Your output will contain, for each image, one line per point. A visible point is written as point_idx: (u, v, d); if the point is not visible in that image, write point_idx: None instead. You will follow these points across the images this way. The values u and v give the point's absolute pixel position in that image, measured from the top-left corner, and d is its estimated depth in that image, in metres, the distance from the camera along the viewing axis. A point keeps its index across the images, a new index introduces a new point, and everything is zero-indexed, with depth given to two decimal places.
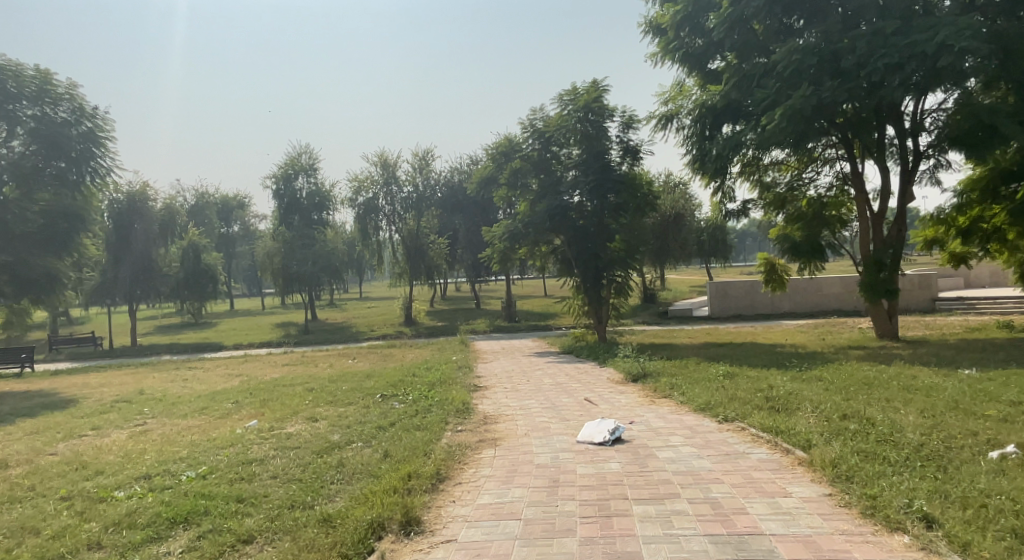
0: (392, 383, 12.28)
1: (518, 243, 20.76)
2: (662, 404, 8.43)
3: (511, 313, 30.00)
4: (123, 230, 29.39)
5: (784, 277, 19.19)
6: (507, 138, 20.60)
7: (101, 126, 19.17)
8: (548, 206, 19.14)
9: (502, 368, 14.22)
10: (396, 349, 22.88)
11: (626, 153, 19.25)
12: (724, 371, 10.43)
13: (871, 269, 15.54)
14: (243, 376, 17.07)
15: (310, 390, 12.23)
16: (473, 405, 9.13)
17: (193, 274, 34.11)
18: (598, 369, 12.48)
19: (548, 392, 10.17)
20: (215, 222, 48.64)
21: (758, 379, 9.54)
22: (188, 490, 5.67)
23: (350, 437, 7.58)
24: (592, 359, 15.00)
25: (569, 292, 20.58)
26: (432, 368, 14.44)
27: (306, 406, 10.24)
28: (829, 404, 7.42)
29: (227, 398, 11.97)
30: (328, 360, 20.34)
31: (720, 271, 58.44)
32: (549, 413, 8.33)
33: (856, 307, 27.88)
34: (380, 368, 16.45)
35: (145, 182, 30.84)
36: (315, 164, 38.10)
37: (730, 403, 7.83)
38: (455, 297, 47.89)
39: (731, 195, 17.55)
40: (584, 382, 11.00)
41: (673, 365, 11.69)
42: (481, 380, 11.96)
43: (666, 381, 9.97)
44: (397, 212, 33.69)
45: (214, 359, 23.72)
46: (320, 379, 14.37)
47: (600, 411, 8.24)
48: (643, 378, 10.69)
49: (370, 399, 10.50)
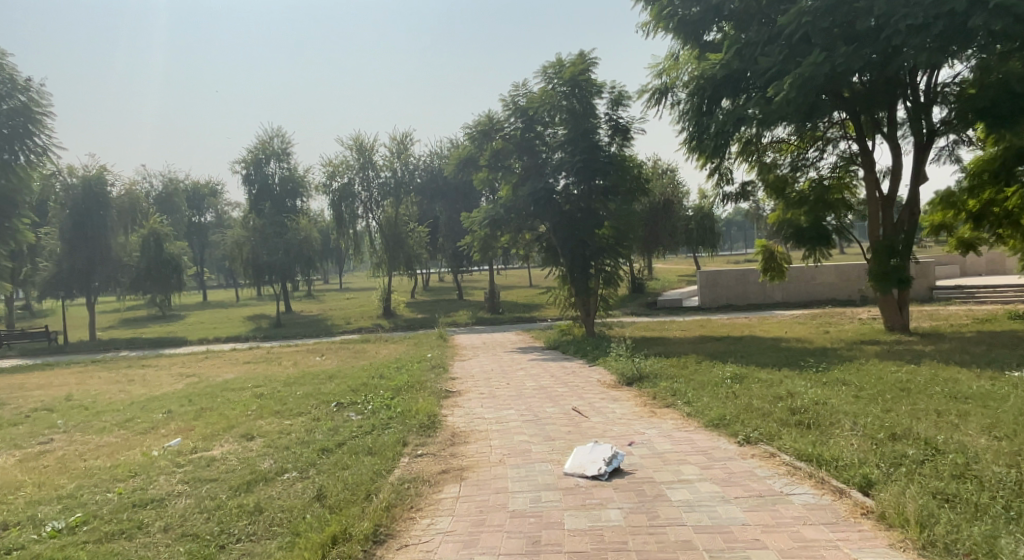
0: (354, 387, 10.81)
1: (500, 230, 19.31)
2: (664, 417, 7.06)
3: (494, 303, 28.54)
4: (80, 216, 27.47)
5: (784, 265, 17.85)
6: (488, 116, 18.81)
7: (38, 100, 17.32)
8: (531, 190, 17.68)
9: (480, 368, 12.80)
10: (370, 344, 21.38)
11: (615, 132, 17.77)
12: (730, 373, 9.10)
13: (882, 256, 14.27)
14: (196, 376, 15.47)
15: (260, 395, 10.73)
16: (440, 418, 7.70)
17: (156, 264, 32.25)
18: (586, 370, 11.11)
19: (529, 399, 8.77)
20: (184, 210, 46.64)
21: (775, 384, 8.23)
22: (40, 554, 4.19)
23: (283, 465, 6.11)
24: (579, 355, 13.64)
25: (555, 283, 19.21)
26: (402, 368, 12.99)
27: (247, 418, 8.75)
28: (870, 420, 6.10)
29: (163, 405, 10.44)
30: (295, 357, 18.79)
31: (709, 261, 57.41)
32: (531, 430, 6.92)
33: (850, 297, 26.77)
34: (347, 368, 14.96)
35: (103, 166, 28.93)
36: (287, 149, 36.39)
37: (749, 417, 6.45)
38: (437, 288, 46.42)
39: (728, 177, 16.21)
40: (572, 386, 9.61)
41: (670, 364, 10.37)
42: (455, 384, 10.54)
43: (666, 387, 8.62)
44: (374, 199, 32.02)
45: (173, 355, 22.11)
46: (277, 381, 12.87)
47: (593, 427, 6.84)
48: (638, 382, 9.31)
49: (324, 409, 9.03)
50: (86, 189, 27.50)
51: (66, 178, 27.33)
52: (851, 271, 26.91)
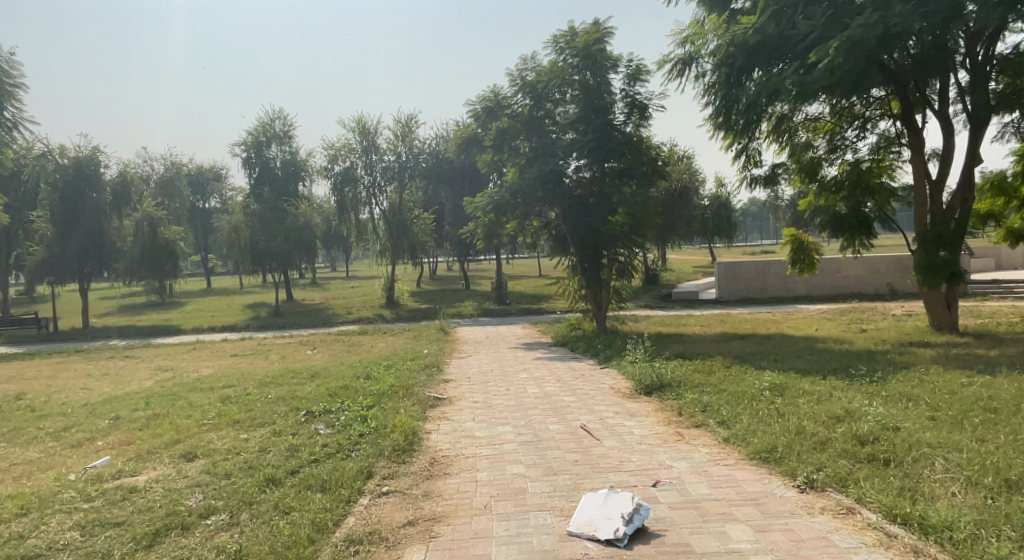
0: (332, 390, 9.50)
1: (505, 216, 17.98)
2: (695, 444, 5.69)
3: (501, 294, 27.21)
4: (71, 198, 26.34)
5: (814, 257, 16.23)
6: (494, 92, 17.46)
7: (8, 71, 16.09)
8: (539, 171, 16.20)
9: (478, 368, 11.45)
10: (366, 336, 20.10)
11: (631, 109, 16.24)
12: (768, 383, 7.69)
13: (931, 247, 12.75)
14: (172, 371, 14.25)
15: (226, 398, 9.45)
16: (421, 437, 6.38)
17: (151, 250, 31.07)
18: (597, 373, 9.76)
19: (530, 412, 7.41)
20: (186, 194, 45.13)
21: (826, 400, 6.85)
22: None
23: (212, 503, 4.81)
24: (590, 354, 12.27)
25: (564, 273, 17.83)
26: (392, 367, 11.68)
27: (198, 430, 7.47)
28: (972, 458, 4.67)
29: (116, 408, 9.20)
30: (284, 351, 17.54)
31: (725, 251, 55.70)
32: (529, 457, 5.57)
33: (878, 290, 25.19)
34: (336, 364, 13.66)
35: (96, 146, 27.82)
36: (289, 132, 35.20)
37: (806, 447, 5.06)
38: (443, 277, 45.20)
39: (757, 160, 14.73)
40: (581, 395, 8.24)
41: (695, 369, 9.00)
42: (447, 389, 9.21)
43: (693, 400, 7.24)
44: (378, 184, 30.65)
45: (161, 346, 20.94)
46: (253, 379, 11.61)
47: (607, 455, 5.46)
48: (658, 391, 7.95)
49: (290, 419, 7.73)
50: (79, 170, 26.41)
51: (57, 159, 26.26)
52: (880, 263, 25.26)
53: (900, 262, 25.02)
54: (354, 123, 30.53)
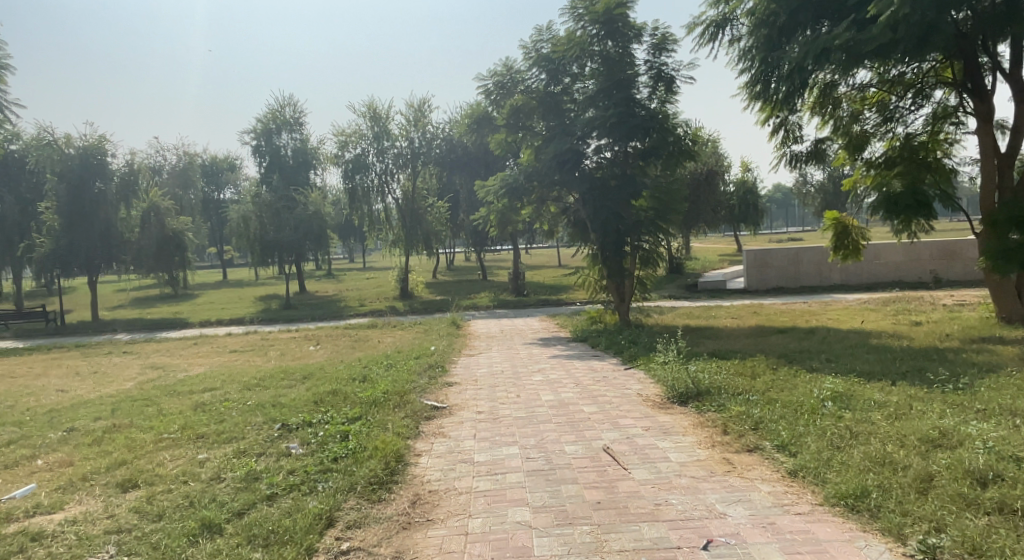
0: (319, 396, 8.37)
1: (519, 201, 16.77)
2: (751, 477, 4.43)
3: (518, 285, 26.00)
4: (77, 188, 25.52)
5: (860, 242, 14.70)
6: (507, 65, 16.25)
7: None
8: (557, 151, 14.97)
9: (486, 369, 10.24)
10: (375, 330, 19.02)
11: (656, 82, 14.82)
12: (830, 392, 6.42)
13: (1001, 230, 11.26)
14: (162, 369, 13.33)
15: (200, 406, 8.38)
16: (406, 463, 5.20)
17: (158, 242, 30.23)
18: (621, 376, 8.53)
19: (542, 427, 6.19)
20: (199, 184, 44.44)
21: (909, 418, 5.54)
22: None
23: None
24: (611, 352, 11.03)
25: (583, 263, 16.58)
26: (393, 367, 10.54)
27: (154, 447, 6.39)
28: None
29: (76, 416, 8.19)
30: (286, 346, 16.50)
31: (750, 239, 53.93)
32: (536, 495, 4.36)
33: (920, 278, 23.58)
34: (335, 362, 12.57)
35: (102, 135, 26.99)
36: (299, 119, 34.34)
37: (910, 493, 3.79)
38: (460, 267, 44.14)
39: (798, 135, 13.32)
40: (603, 405, 7.00)
41: (737, 373, 7.72)
42: (448, 395, 8.03)
43: (740, 413, 5.97)
44: (389, 170, 29.39)
45: (164, 340, 20.07)
46: (239, 380, 10.56)
47: (638, 495, 4.21)
48: (695, 401, 6.71)
49: (260, 435, 6.61)
50: (86, 159, 25.58)
51: (62, 148, 25.35)
52: (922, 249, 23.53)
53: (944, 248, 23.37)
54: (365, 108, 29.38)
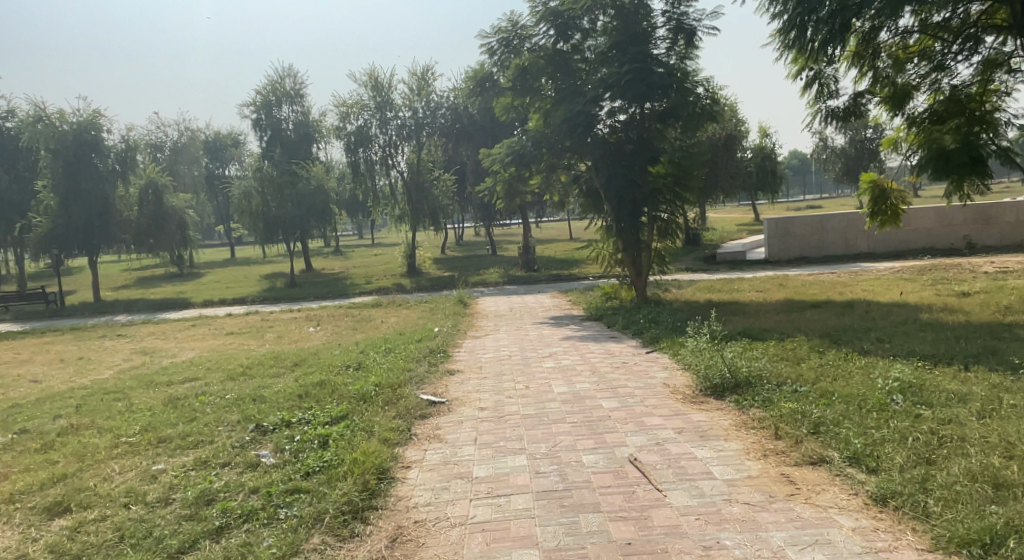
0: (304, 389, 7.45)
1: (527, 169, 15.66)
2: (824, 505, 3.47)
3: (528, 260, 24.99)
4: (73, 164, 24.56)
5: (900, 207, 13.50)
6: (512, 21, 15.06)
7: None
8: (566, 113, 13.72)
9: (492, 353, 9.29)
10: (379, 309, 18.14)
11: (676, 35, 13.55)
12: (897, 383, 5.39)
13: None
14: (149, 354, 12.49)
15: (174, 399, 7.50)
16: (389, 483, 4.27)
17: (158, 219, 29.39)
18: (643, 362, 7.54)
19: (555, 429, 5.23)
20: (202, 160, 43.48)
21: (1005, 416, 4.52)
22: None
23: None
24: (630, 332, 10.04)
25: (597, 235, 15.57)
26: (392, 353, 9.60)
27: (107, 454, 5.54)
28: None
29: (36, 414, 7.33)
30: (284, 328, 15.64)
31: (767, 208, 52.43)
32: (548, 531, 3.42)
33: (952, 244, 22.28)
34: (332, 347, 11.67)
35: (96, 110, 25.97)
36: (300, 90, 33.28)
37: None
38: (470, 242, 43.15)
39: (834, 89, 12.09)
40: (625, 399, 6.03)
41: (779, 359, 6.71)
42: (448, 387, 7.09)
43: (791, 411, 4.99)
44: (393, 142, 28.16)
45: (163, 322, 19.32)
46: (225, 368, 9.67)
47: (679, 532, 3.27)
48: (733, 395, 5.74)
49: (230, 438, 5.67)
50: (79, 135, 24.60)
51: (56, 125, 24.34)
52: (953, 213, 22.16)
53: (978, 212, 22.00)
54: (366, 77, 28.12)
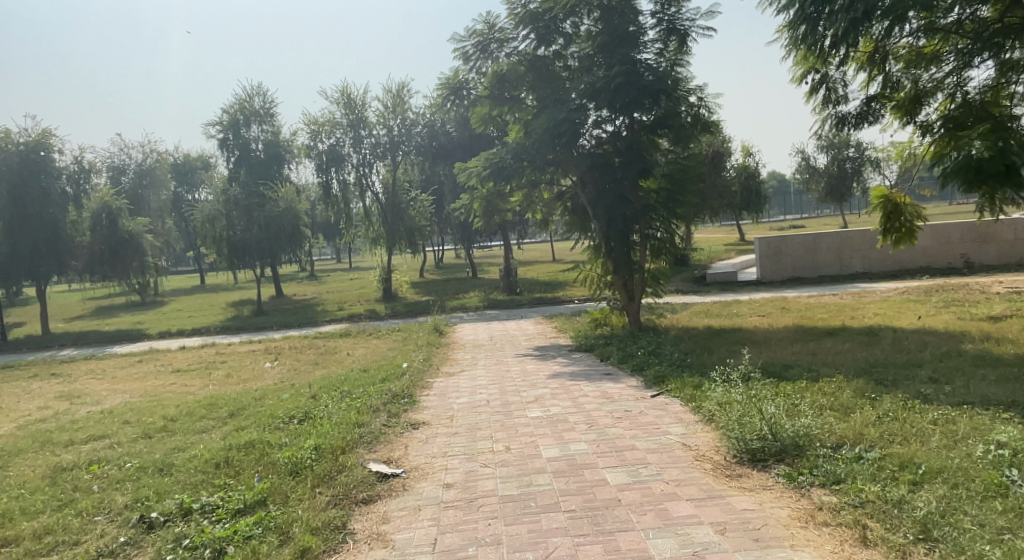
0: (226, 453, 5.89)
1: (507, 184, 14.28)
2: None
3: (511, 283, 23.57)
4: (18, 188, 22.79)
5: (915, 223, 12.28)
6: (487, 24, 13.82)
7: None
8: (549, 122, 12.38)
9: (467, 397, 7.77)
10: (348, 340, 16.53)
11: (667, 37, 12.40)
12: (1001, 450, 4.02)
13: None
14: (71, 400, 10.72)
15: (58, 470, 5.87)
16: None
17: (115, 245, 27.52)
18: (651, 412, 6.09)
19: (547, 525, 3.76)
20: (169, 183, 41.63)
21: None
22: None
23: None
24: (626, 369, 8.59)
25: (583, 256, 14.25)
26: (348, 398, 8.04)
27: None
28: None
29: None
30: (238, 363, 13.97)
31: (753, 227, 51.67)
32: None
33: (951, 263, 21.21)
34: (281, 388, 10.07)
35: (46, 129, 24.34)
36: (270, 109, 31.93)
37: None
38: (450, 266, 41.64)
39: (843, 94, 10.93)
40: (636, 469, 4.58)
41: (825, 411, 5.32)
42: (408, 449, 5.59)
43: (875, 496, 3.59)
44: (367, 162, 26.80)
45: (110, 357, 17.49)
46: (146, 420, 8.04)
47: None
48: (779, 466, 4.34)
49: (100, 540, 4.13)
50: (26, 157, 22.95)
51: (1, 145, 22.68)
52: (950, 231, 21.17)
53: (975, 229, 21.00)
54: (339, 94, 26.85)
